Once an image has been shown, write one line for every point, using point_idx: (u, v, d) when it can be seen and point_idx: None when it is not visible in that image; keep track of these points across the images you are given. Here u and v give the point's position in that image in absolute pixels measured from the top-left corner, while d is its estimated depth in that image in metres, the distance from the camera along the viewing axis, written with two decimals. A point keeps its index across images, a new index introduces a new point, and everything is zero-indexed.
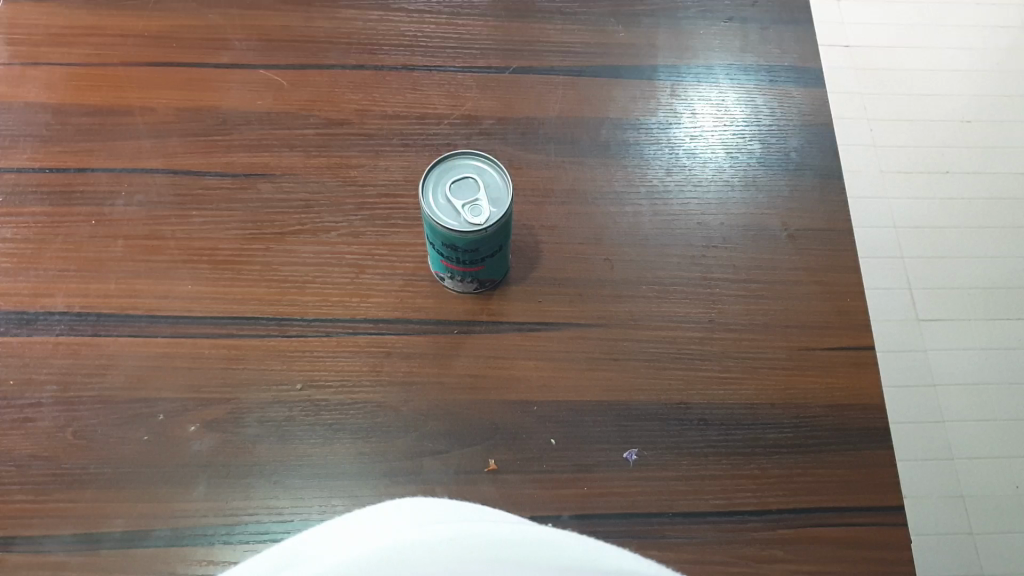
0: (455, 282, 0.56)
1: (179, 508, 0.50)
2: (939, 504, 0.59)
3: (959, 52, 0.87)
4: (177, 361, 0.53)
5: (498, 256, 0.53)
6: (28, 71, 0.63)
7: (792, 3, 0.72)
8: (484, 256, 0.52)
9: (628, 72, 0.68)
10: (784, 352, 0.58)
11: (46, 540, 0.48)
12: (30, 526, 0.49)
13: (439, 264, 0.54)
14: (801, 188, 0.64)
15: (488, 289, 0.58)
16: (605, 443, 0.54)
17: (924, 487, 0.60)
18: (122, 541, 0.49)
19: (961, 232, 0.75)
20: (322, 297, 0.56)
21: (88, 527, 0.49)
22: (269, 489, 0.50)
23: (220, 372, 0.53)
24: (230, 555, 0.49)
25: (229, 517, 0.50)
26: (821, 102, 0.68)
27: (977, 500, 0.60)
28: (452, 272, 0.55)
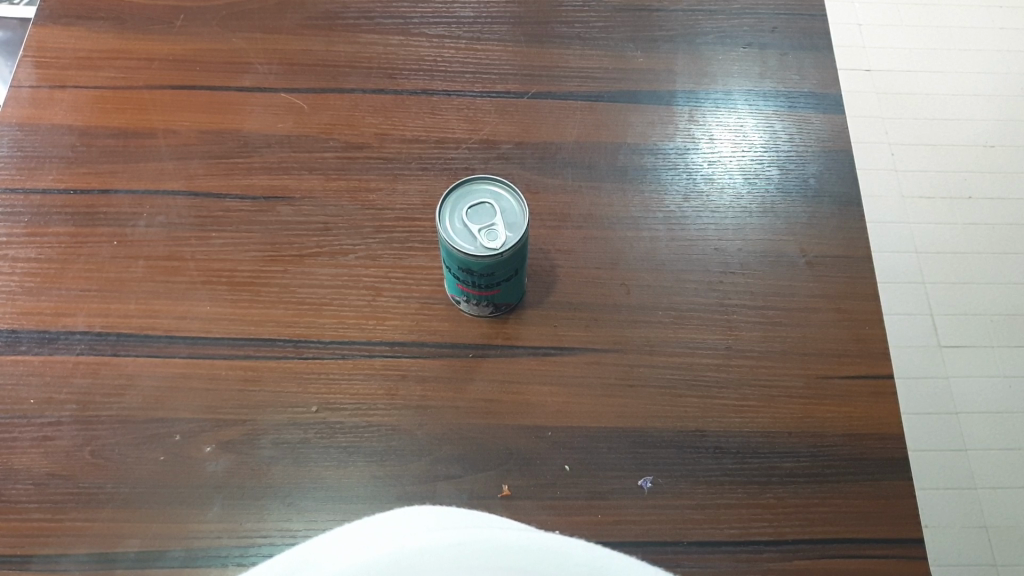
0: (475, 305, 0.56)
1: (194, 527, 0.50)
2: (962, 535, 0.58)
3: (982, 77, 0.87)
4: (193, 381, 0.54)
5: (516, 278, 0.54)
6: (56, 94, 0.65)
7: (812, 28, 0.72)
8: (504, 279, 0.52)
9: (646, 97, 0.68)
10: (802, 380, 0.57)
11: (62, 558, 0.49)
12: (44, 544, 0.49)
13: (457, 289, 0.54)
14: (820, 215, 0.64)
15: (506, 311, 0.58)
16: (619, 470, 0.53)
17: (946, 517, 0.59)
18: (135, 561, 0.49)
19: (983, 258, 0.74)
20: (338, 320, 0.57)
21: (102, 546, 0.49)
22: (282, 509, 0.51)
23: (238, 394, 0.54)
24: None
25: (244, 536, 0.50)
26: (842, 129, 0.67)
27: (1002, 531, 0.59)
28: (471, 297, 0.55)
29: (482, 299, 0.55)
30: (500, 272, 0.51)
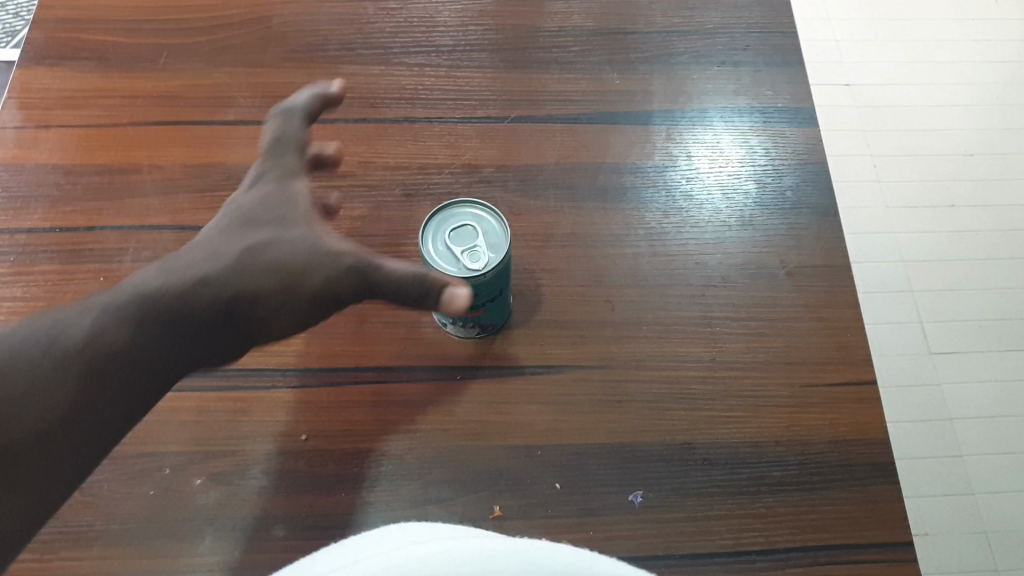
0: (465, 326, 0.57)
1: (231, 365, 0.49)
2: (960, 542, 0.59)
3: (958, 88, 0.89)
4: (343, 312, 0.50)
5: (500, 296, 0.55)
6: (41, 134, 0.65)
7: (785, 44, 0.73)
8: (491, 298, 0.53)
9: (625, 118, 0.69)
10: (787, 389, 0.58)
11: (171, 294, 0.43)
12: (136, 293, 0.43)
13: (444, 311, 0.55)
14: (798, 227, 0.65)
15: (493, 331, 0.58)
16: (609, 486, 0.54)
17: (944, 525, 0.59)
18: (243, 270, 0.45)
19: (969, 266, 0.76)
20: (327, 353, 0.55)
21: (279, 298, 0.46)
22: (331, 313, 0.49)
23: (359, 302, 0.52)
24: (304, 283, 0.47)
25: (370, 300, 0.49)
26: (817, 141, 0.69)
27: (1001, 536, 0.59)
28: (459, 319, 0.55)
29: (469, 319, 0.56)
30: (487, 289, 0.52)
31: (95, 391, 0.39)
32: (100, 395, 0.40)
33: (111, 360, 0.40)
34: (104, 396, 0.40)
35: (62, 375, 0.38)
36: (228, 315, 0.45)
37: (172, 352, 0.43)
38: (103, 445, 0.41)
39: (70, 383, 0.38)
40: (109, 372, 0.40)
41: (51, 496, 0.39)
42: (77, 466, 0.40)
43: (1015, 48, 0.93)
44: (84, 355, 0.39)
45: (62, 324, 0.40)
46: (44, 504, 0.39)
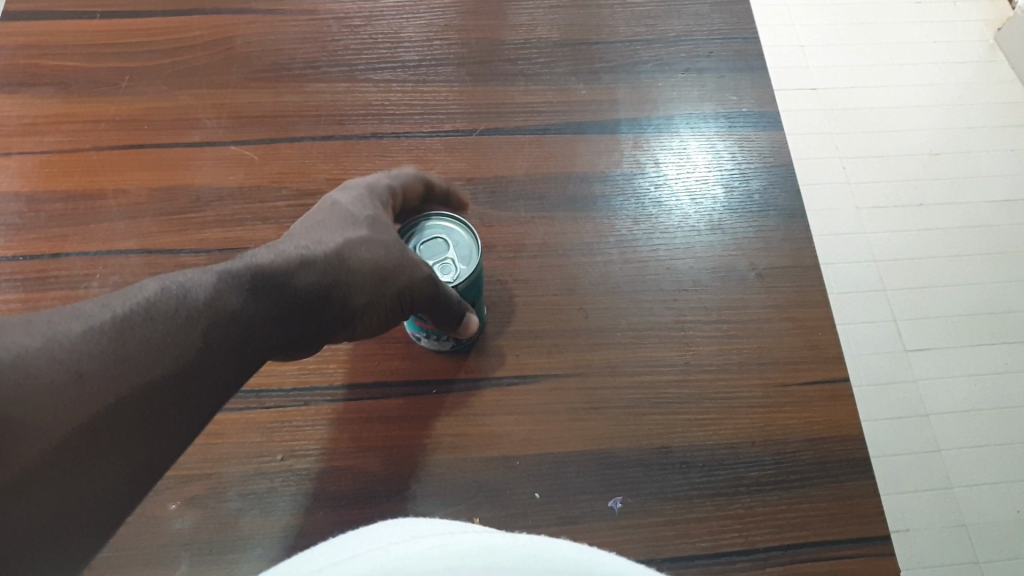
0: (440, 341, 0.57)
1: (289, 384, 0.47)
2: (941, 537, 0.59)
3: (922, 88, 0.90)
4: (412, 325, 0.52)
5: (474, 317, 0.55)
6: (2, 162, 0.65)
7: (747, 50, 0.75)
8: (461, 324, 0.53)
9: (592, 128, 0.70)
10: (761, 390, 0.58)
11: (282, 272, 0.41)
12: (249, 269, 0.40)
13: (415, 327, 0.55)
14: (766, 229, 0.66)
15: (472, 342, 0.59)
16: (589, 493, 0.54)
17: (924, 521, 0.60)
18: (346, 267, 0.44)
19: (939, 263, 0.77)
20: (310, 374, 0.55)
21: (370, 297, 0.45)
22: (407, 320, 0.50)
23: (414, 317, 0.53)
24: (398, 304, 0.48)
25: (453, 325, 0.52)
26: (781, 144, 0.70)
27: (978, 526, 0.61)
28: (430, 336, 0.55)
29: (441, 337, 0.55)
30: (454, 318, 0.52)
31: (200, 360, 0.36)
32: (203, 372, 0.36)
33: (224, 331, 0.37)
34: (220, 360, 0.37)
35: (161, 357, 0.34)
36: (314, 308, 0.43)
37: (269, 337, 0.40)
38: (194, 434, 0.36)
39: (158, 372, 0.33)
40: (201, 345, 0.36)
41: (132, 490, 0.33)
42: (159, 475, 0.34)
43: (973, 49, 0.95)
44: (188, 324, 0.36)
45: (188, 284, 0.38)
46: (135, 466, 0.33)
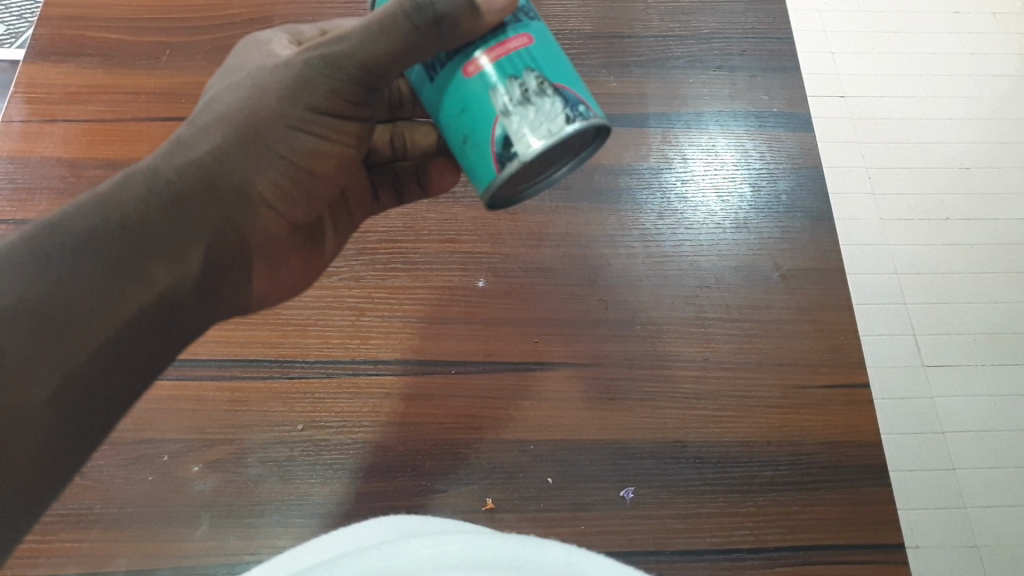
0: (521, 127, 0.39)
1: (224, 300, 0.50)
2: (952, 554, 0.59)
3: (955, 101, 0.90)
4: (340, 147, 0.49)
5: (539, 54, 0.41)
6: (46, 128, 0.67)
7: (780, 50, 0.74)
8: (502, 41, 0.40)
9: (621, 121, 0.70)
10: (779, 390, 0.58)
11: (128, 187, 0.43)
12: (95, 199, 0.42)
13: (481, 140, 0.40)
14: (792, 230, 0.66)
15: (569, 126, 0.40)
16: (601, 481, 0.54)
17: (936, 537, 0.59)
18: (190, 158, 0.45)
19: (964, 279, 0.76)
20: (285, 280, 0.55)
21: (238, 171, 0.46)
22: (320, 129, 0.47)
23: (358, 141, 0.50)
24: (281, 134, 0.46)
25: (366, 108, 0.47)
26: (810, 146, 0.70)
27: (992, 546, 0.60)
28: (503, 140, 0.40)
29: (522, 121, 0.39)
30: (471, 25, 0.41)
31: (75, 290, 0.39)
32: (83, 299, 0.39)
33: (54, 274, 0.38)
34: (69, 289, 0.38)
35: (28, 306, 0.37)
36: (191, 212, 0.44)
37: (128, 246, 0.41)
38: (125, 367, 0.41)
39: (30, 316, 0.37)
40: (65, 275, 0.39)
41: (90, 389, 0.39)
42: (104, 414, 0.40)
43: (1009, 63, 0.95)
44: (50, 261, 0.39)
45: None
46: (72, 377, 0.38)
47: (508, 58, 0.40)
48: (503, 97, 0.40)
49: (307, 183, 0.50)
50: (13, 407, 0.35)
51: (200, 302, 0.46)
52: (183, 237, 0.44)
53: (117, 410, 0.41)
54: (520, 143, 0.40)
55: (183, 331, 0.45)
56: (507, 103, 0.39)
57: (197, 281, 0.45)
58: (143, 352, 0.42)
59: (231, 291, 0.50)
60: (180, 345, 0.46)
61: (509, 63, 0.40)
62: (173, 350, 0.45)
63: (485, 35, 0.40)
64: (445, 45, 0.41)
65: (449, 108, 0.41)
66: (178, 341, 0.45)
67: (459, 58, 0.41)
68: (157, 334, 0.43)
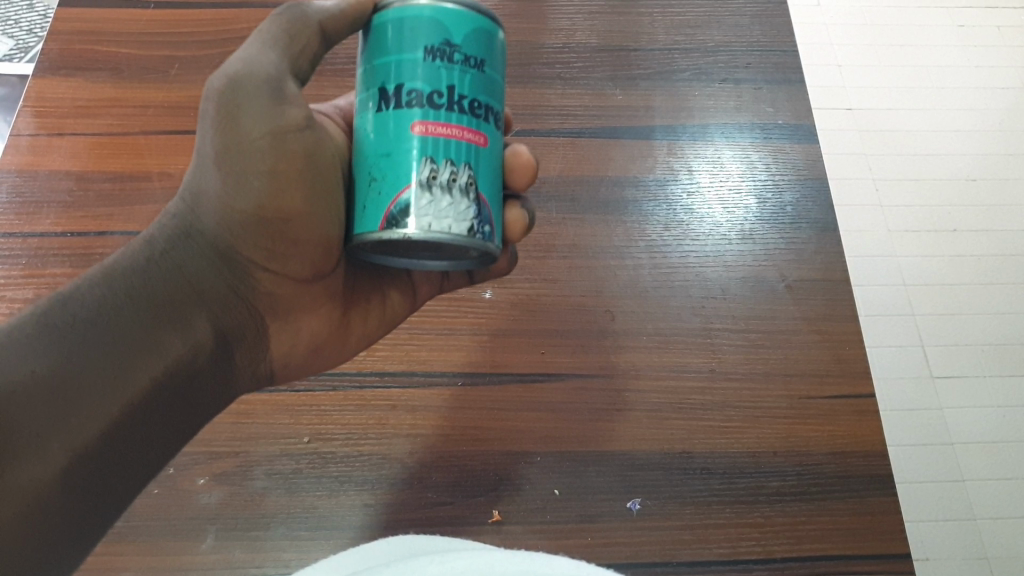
0: (424, 208, 0.39)
1: (246, 369, 0.49)
2: (961, 568, 0.59)
3: (961, 112, 0.90)
4: (297, 173, 0.45)
5: (483, 161, 0.41)
6: (55, 141, 0.67)
7: (785, 62, 0.75)
8: (462, 129, 0.40)
9: (627, 133, 0.70)
10: (785, 401, 0.58)
11: (125, 265, 0.44)
12: (98, 274, 0.44)
13: (382, 193, 0.40)
14: (798, 241, 0.66)
15: (470, 235, 0.40)
16: (608, 493, 0.54)
17: (945, 550, 0.59)
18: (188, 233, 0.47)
19: (970, 290, 0.76)
20: (309, 339, 0.53)
21: (225, 238, 0.47)
22: (268, 165, 0.44)
23: (326, 165, 0.46)
24: (240, 185, 0.45)
25: (306, 126, 0.45)
26: (816, 158, 0.70)
27: (1002, 559, 0.59)
28: (401, 204, 0.39)
29: (431, 202, 0.39)
30: (452, 88, 0.40)
31: (74, 363, 0.39)
32: (89, 371, 0.39)
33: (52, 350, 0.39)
34: (67, 363, 0.39)
35: (34, 378, 0.38)
36: (190, 281, 0.46)
37: (127, 318, 0.42)
38: (139, 438, 0.41)
39: (39, 387, 0.38)
40: (68, 346, 0.40)
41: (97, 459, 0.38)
42: (121, 493, 0.40)
43: (1014, 74, 0.95)
44: (53, 336, 0.40)
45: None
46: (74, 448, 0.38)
47: (454, 145, 0.40)
48: (427, 170, 0.40)
49: (289, 231, 0.46)
50: (25, 484, 0.36)
51: (217, 372, 0.46)
52: (183, 310, 0.44)
53: (143, 478, 0.41)
54: (417, 222, 0.39)
55: (203, 402, 0.45)
56: (427, 178, 0.39)
57: (209, 350, 0.45)
58: (163, 423, 0.42)
59: (250, 361, 0.50)
60: (207, 413, 0.46)
61: (451, 148, 0.40)
62: (193, 422, 0.45)
63: (450, 111, 0.40)
64: (412, 90, 0.40)
65: (374, 146, 0.41)
66: (197, 408, 0.45)
67: (413, 110, 0.40)
68: (179, 402, 0.43)
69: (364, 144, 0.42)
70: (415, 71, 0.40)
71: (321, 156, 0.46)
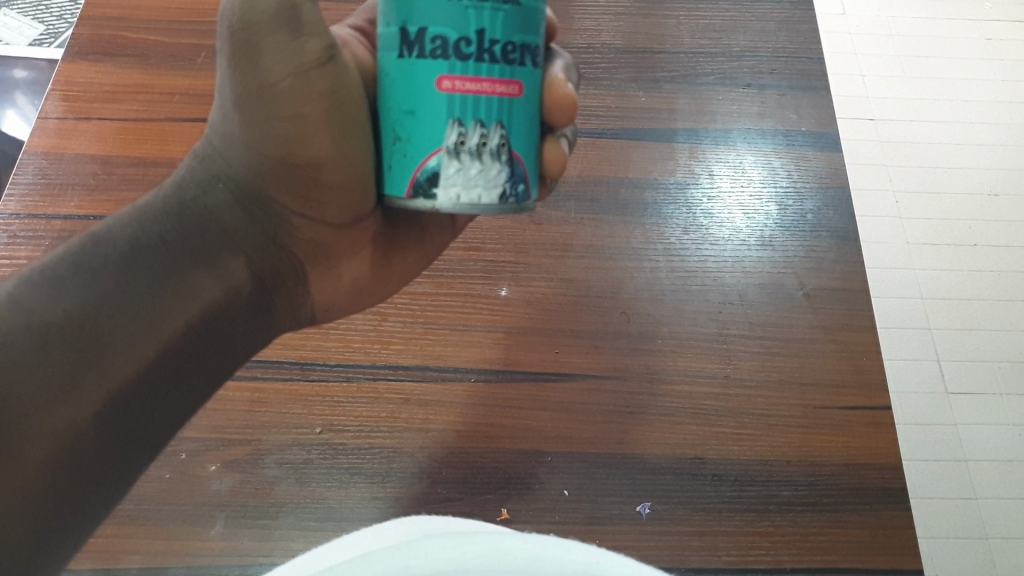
0: (452, 176, 0.39)
1: (283, 311, 0.53)
2: None
3: (986, 126, 0.89)
4: (324, 113, 0.45)
5: (514, 113, 0.40)
6: (80, 125, 0.68)
7: (810, 69, 0.74)
8: (492, 81, 0.39)
9: (648, 135, 0.70)
10: (800, 410, 0.57)
11: (161, 212, 0.48)
12: (134, 216, 0.47)
13: (409, 156, 0.40)
14: (818, 249, 0.65)
15: (499, 200, 0.40)
16: (618, 496, 0.54)
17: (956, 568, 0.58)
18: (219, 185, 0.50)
19: (991, 306, 0.75)
20: (351, 284, 0.56)
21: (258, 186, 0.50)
22: (294, 110, 0.45)
23: (356, 100, 0.45)
24: (266, 132, 0.47)
25: (329, 59, 0.44)
26: (839, 167, 0.69)
27: None
28: (429, 172, 0.40)
29: (459, 170, 0.39)
30: (482, 32, 0.38)
31: (115, 304, 0.42)
32: (129, 309, 0.43)
33: (94, 288, 0.42)
34: (107, 301, 0.42)
35: (75, 314, 0.41)
36: (223, 233, 0.49)
37: (162, 263, 0.45)
38: (171, 375, 0.44)
39: (74, 326, 0.41)
40: (107, 285, 0.43)
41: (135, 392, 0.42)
42: (159, 429, 0.43)
43: None
44: (94, 275, 0.43)
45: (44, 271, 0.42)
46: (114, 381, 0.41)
47: (483, 100, 0.39)
48: (455, 135, 0.39)
49: (322, 175, 0.47)
50: (70, 412, 0.39)
51: (253, 314, 0.50)
52: (214, 257, 0.48)
53: (178, 412, 0.45)
54: (444, 190, 0.40)
55: (237, 343, 0.49)
56: (455, 144, 0.39)
57: (241, 297, 0.49)
58: (196, 364, 0.46)
59: (287, 303, 0.53)
60: (238, 355, 0.49)
61: (480, 104, 0.39)
62: (225, 361, 0.48)
63: (479, 62, 0.38)
64: (438, 36, 0.38)
65: (399, 100, 0.40)
66: (227, 354, 0.48)
67: (439, 61, 0.39)
68: (209, 344, 0.47)
69: (388, 94, 0.41)
70: (440, 13, 0.38)
71: (349, 90, 0.45)
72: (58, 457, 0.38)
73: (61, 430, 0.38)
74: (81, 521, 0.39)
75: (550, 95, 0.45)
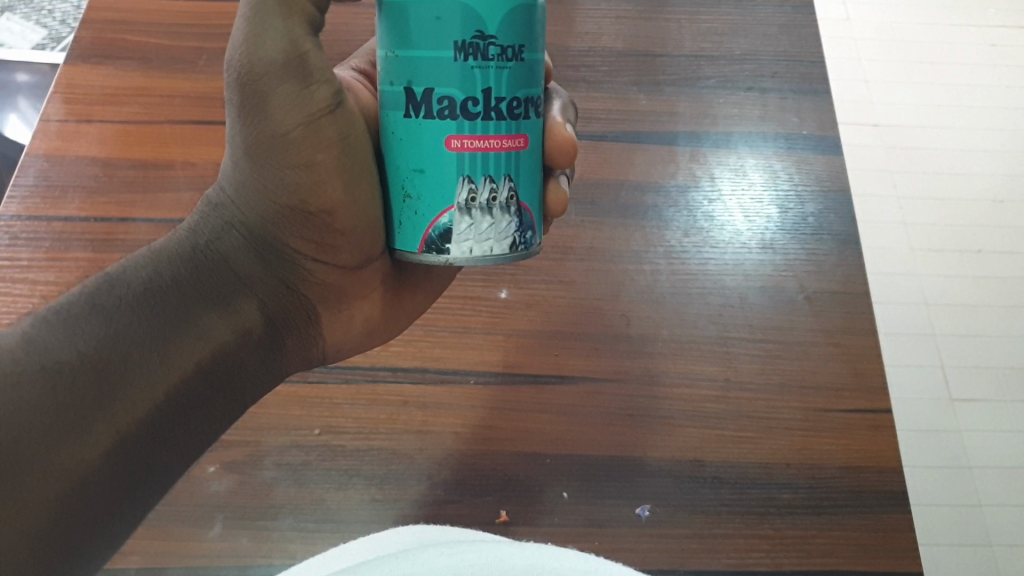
0: (464, 232, 0.40)
1: (296, 354, 0.52)
2: None
3: (990, 132, 0.89)
4: (334, 160, 0.44)
5: (522, 165, 0.41)
6: (82, 128, 0.68)
7: (811, 73, 0.74)
8: (499, 137, 0.39)
9: (650, 139, 0.70)
10: (799, 413, 0.57)
11: (172, 255, 0.47)
12: (147, 259, 0.47)
13: (419, 214, 0.40)
14: (819, 253, 0.65)
15: (511, 250, 0.41)
16: (617, 498, 0.54)
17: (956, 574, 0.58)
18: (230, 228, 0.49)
19: (994, 311, 0.74)
20: (363, 325, 0.54)
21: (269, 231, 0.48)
22: (303, 159, 0.44)
23: (364, 146, 0.45)
24: (275, 179, 0.45)
25: (337, 106, 0.44)
26: (839, 170, 0.69)
27: None
28: (440, 229, 0.40)
29: (471, 226, 0.39)
30: (488, 91, 0.38)
31: (127, 346, 0.42)
32: (139, 352, 0.42)
33: (106, 328, 0.42)
34: (119, 341, 0.42)
35: (88, 355, 0.40)
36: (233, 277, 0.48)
37: (172, 305, 0.45)
38: (180, 419, 0.43)
39: (85, 367, 0.40)
40: (119, 326, 0.42)
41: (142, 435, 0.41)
42: (166, 471, 0.43)
43: None
44: (107, 316, 0.42)
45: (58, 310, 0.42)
46: (123, 424, 0.40)
47: (492, 156, 0.39)
48: (465, 192, 0.39)
49: (334, 221, 0.46)
50: (79, 454, 0.38)
51: (264, 355, 0.49)
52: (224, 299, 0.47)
53: (187, 455, 0.44)
54: (456, 246, 0.40)
55: (247, 386, 0.48)
56: (466, 200, 0.39)
57: (251, 340, 0.48)
58: (205, 408, 0.45)
59: (297, 347, 0.52)
60: (248, 397, 0.48)
61: (489, 162, 0.39)
62: (235, 404, 0.48)
63: (486, 120, 0.39)
64: (444, 96, 0.38)
65: (407, 158, 0.40)
66: (237, 396, 0.47)
67: (447, 122, 0.39)
68: (219, 389, 0.46)
69: (396, 152, 0.41)
70: (446, 74, 0.38)
71: (357, 137, 0.45)
72: (62, 503, 0.37)
73: (70, 472, 0.38)
74: (84, 566, 0.39)
75: (550, 138, 0.46)
